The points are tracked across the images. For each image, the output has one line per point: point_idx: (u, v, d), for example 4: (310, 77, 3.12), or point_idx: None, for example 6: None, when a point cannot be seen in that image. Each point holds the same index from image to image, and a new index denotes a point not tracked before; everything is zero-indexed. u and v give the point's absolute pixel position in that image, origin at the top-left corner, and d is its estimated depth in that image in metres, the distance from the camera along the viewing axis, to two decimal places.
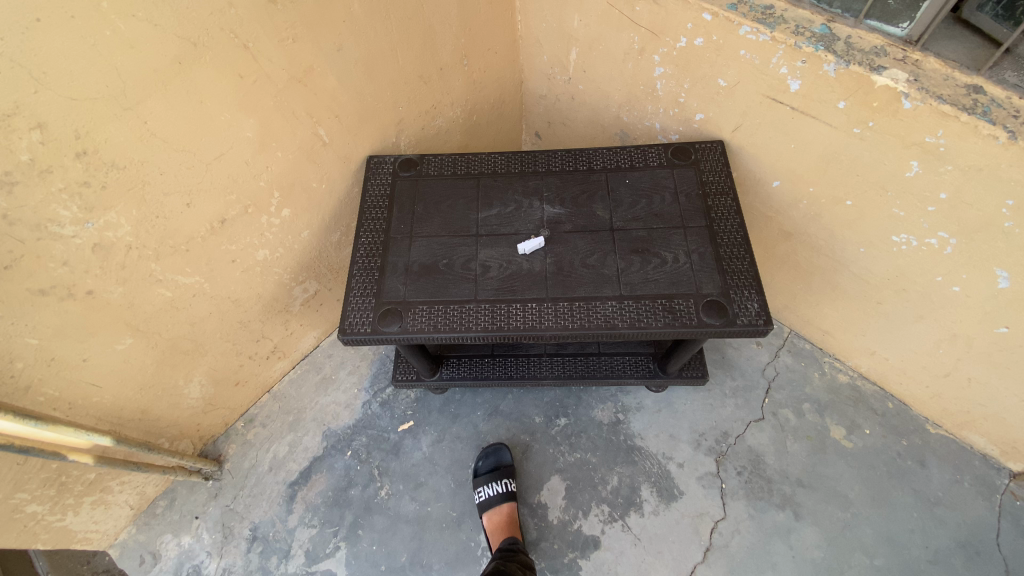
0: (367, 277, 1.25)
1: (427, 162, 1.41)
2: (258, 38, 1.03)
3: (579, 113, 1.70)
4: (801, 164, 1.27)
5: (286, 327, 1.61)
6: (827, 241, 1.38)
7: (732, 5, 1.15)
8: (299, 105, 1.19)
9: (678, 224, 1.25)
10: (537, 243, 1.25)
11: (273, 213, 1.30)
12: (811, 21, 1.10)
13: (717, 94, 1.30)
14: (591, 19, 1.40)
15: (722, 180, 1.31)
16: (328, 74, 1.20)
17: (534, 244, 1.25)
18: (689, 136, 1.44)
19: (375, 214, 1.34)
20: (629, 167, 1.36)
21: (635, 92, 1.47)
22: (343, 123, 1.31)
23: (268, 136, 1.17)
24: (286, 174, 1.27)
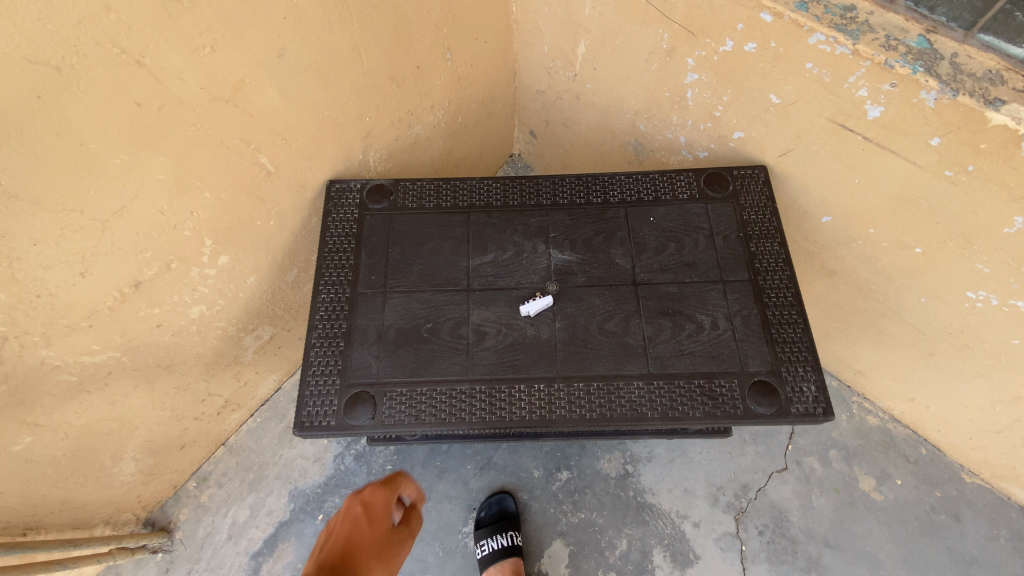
0: (329, 348, 0.99)
1: (403, 189, 1.13)
2: (159, 50, 0.75)
3: (585, 115, 1.41)
4: (864, 201, 1.05)
5: (238, 379, 1.35)
6: (879, 285, 1.18)
7: (802, 3, 0.88)
8: (232, 131, 0.90)
9: (716, 278, 1.02)
10: (541, 304, 1.00)
11: (207, 263, 1.02)
12: (905, 30, 0.85)
13: (766, 113, 1.05)
14: (606, 7, 1.11)
15: (767, 218, 1.07)
16: (266, 88, 0.91)
17: (541, 305, 1.01)
18: (721, 156, 1.19)
19: (338, 259, 1.06)
20: (653, 200, 1.10)
21: (658, 98, 1.20)
22: (292, 145, 1.02)
23: (189, 175, 0.89)
24: (218, 216, 0.98)
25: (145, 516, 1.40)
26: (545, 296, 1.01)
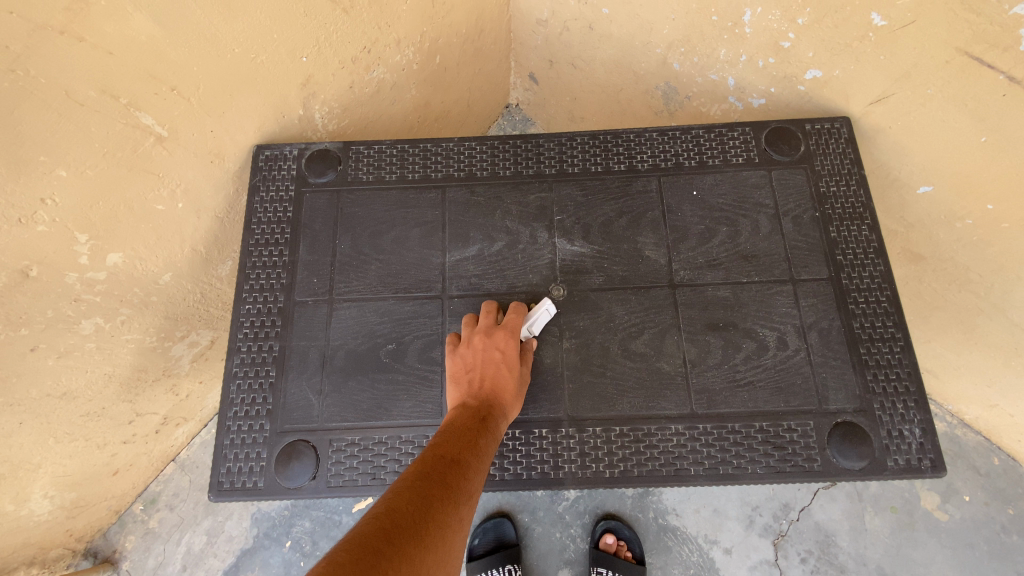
0: (255, 380, 0.74)
1: (356, 156, 0.84)
2: None
3: (600, 51, 1.09)
4: (984, 168, 0.76)
5: (177, 393, 1.11)
6: (983, 275, 0.90)
7: None
8: (82, 79, 0.62)
9: (783, 276, 0.75)
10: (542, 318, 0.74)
11: (89, 266, 0.75)
12: None
13: (858, 42, 0.76)
14: None
15: (850, 190, 0.79)
16: (127, 10, 0.61)
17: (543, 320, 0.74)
18: (783, 104, 0.90)
19: (268, 256, 0.79)
20: (695, 165, 0.81)
21: (701, 25, 0.89)
22: (194, 98, 0.73)
23: (22, 147, 0.60)
24: (89, 203, 0.70)
25: (84, 548, 1.20)
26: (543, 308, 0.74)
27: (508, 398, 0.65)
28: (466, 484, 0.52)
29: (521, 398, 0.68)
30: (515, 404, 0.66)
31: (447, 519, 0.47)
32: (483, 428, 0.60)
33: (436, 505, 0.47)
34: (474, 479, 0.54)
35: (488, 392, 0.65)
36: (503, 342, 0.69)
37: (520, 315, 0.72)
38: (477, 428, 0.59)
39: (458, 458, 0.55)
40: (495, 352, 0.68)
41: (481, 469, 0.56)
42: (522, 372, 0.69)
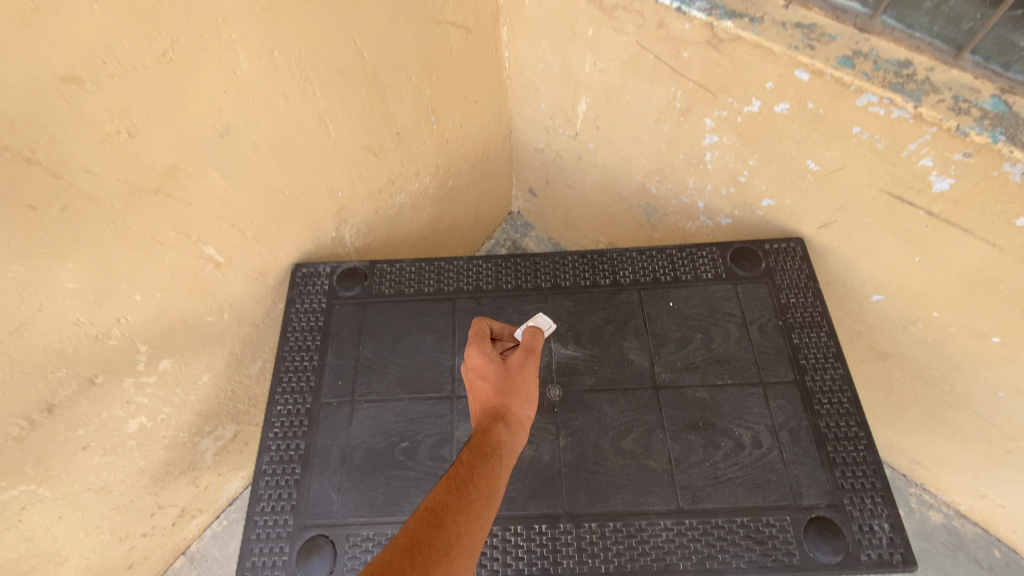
0: (282, 476, 0.82)
1: (380, 273, 0.98)
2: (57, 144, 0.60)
3: (590, 175, 1.27)
4: (924, 282, 0.88)
5: (197, 485, 1.17)
6: (945, 373, 0.99)
7: (846, 59, 0.73)
8: (165, 224, 0.76)
9: (753, 379, 0.84)
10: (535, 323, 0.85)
11: (144, 371, 0.86)
12: (975, 90, 0.70)
13: (801, 181, 0.89)
14: (610, 64, 0.97)
15: (808, 301, 0.90)
16: (206, 172, 0.76)
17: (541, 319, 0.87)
18: (748, 224, 1.04)
19: (300, 361, 0.90)
20: (672, 280, 0.94)
21: (671, 161, 1.06)
22: (246, 231, 0.88)
23: (111, 279, 0.74)
24: (152, 320, 0.82)
25: None
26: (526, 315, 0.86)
27: (496, 405, 0.69)
28: (443, 529, 0.51)
29: (514, 393, 0.71)
30: (503, 406, 0.68)
31: (423, 565, 0.47)
32: (468, 464, 0.60)
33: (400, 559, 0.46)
34: (463, 514, 0.54)
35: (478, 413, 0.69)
36: (469, 361, 0.74)
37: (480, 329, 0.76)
38: (460, 466, 0.60)
39: (439, 505, 0.54)
40: (469, 374, 0.73)
41: (474, 503, 0.56)
42: (501, 368, 0.73)
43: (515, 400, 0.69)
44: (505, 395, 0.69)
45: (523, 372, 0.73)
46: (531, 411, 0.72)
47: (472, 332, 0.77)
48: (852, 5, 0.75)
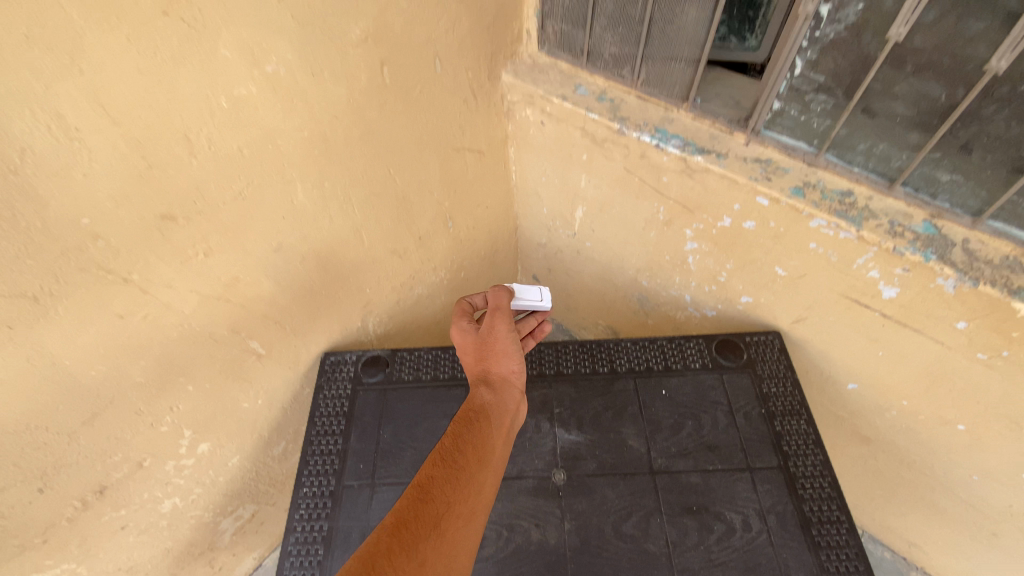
0: (307, 556, 0.88)
1: (400, 360, 1.09)
2: (150, 267, 0.73)
3: (588, 268, 1.41)
4: (890, 373, 0.98)
5: (212, 565, 1.20)
6: (923, 457, 1.06)
7: (797, 189, 0.88)
8: (221, 324, 0.88)
9: (741, 464, 0.92)
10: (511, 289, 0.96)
11: (184, 454, 0.95)
12: (908, 215, 0.83)
13: (773, 283, 1.02)
14: (602, 181, 1.14)
15: (787, 390, 1.00)
16: (260, 279, 0.90)
17: (526, 288, 0.98)
18: (730, 316, 1.16)
19: (326, 443, 0.99)
20: (663, 370, 1.04)
21: (659, 261, 1.20)
22: (285, 326, 1.00)
23: (172, 372, 0.85)
24: (198, 406, 0.92)
25: None
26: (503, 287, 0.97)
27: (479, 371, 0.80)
28: (428, 503, 0.59)
29: (492, 354, 0.82)
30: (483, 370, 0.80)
31: (410, 541, 0.55)
32: (453, 435, 0.68)
33: (386, 541, 0.54)
34: (450, 485, 0.62)
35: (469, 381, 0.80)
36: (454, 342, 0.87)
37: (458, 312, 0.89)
38: (446, 440, 0.68)
39: (428, 478, 0.62)
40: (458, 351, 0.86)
41: (459, 471, 0.63)
42: (476, 336, 0.84)
43: (495, 358, 0.81)
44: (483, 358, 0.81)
45: (495, 331, 0.84)
46: (514, 361, 0.81)
47: (453, 314, 0.89)
48: (799, 145, 0.91)
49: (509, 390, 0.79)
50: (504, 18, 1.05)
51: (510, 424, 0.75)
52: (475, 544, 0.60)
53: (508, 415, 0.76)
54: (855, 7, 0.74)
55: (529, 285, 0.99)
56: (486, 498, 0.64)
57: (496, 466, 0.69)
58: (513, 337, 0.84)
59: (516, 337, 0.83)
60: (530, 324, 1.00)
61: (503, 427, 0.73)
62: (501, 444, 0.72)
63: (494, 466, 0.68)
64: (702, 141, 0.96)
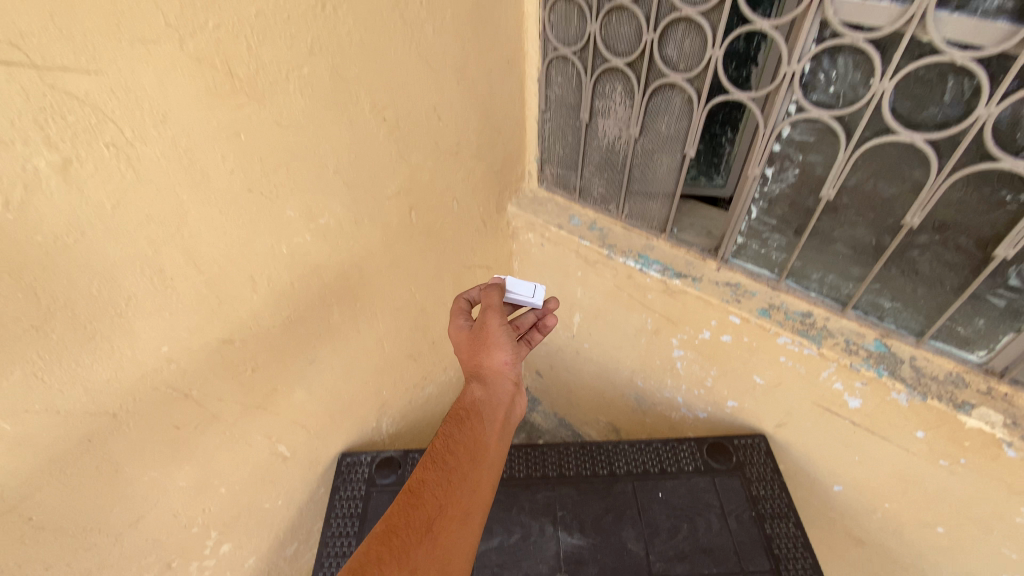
0: None
1: (412, 461, 1.19)
2: (206, 383, 0.86)
3: (586, 367, 1.53)
4: (868, 476, 1.05)
5: None
6: (914, 560, 1.09)
7: (764, 310, 1.02)
8: (256, 429, 0.99)
9: (735, 568, 0.98)
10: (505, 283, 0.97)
11: (208, 555, 1.00)
12: (861, 334, 0.96)
13: (753, 390, 1.13)
14: (595, 293, 1.30)
15: (775, 492, 1.07)
16: (293, 387, 1.01)
17: (518, 284, 0.98)
18: (719, 418, 1.26)
19: (340, 543, 1.08)
20: (659, 472, 1.11)
21: (651, 365, 1.31)
22: (309, 428, 1.10)
23: (210, 475, 0.94)
24: (228, 507, 1.00)
25: None
26: (498, 278, 0.98)
27: (473, 366, 0.82)
28: (418, 507, 0.65)
29: (485, 347, 0.83)
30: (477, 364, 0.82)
31: (400, 548, 0.60)
32: (445, 435, 0.73)
33: (377, 546, 0.60)
34: (439, 486, 0.67)
35: (465, 377, 0.83)
36: (453, 338, 0.90)
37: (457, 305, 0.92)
38: (439, 441, 0.73)
39: (420, 481, 0.67)
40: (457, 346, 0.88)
41: (449, 471, 0.68)
42: (470, 332, 0.86)
43: (489, 348, 0.83)
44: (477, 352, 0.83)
45: (488, 324, 0.85)
46: (507, 352, 0.82)
47: (452, 312, 0.92)
48: (763, 271, 1.06)
49: (503, 383, 0.81)
50: (508, 164, 1.28)
51: (505, 418, 0.78)
52: (473, 540, 0.66)
53: (502, 409, 0.78)
54: (793, 171, 0.91)
55: (524, 280, 0.98)
56: (480, 496, 0.68)
57: (492, 461, 0.72)
58: (506, 328, 0.85)
59: (508, 328, 0.84)
60: (529, 318, 0.99)
61: (496, 421, 0.76)
62: (496, 438, 0.75)
63: (489, 463, 0.72)
64: (681, 266, 1.13)
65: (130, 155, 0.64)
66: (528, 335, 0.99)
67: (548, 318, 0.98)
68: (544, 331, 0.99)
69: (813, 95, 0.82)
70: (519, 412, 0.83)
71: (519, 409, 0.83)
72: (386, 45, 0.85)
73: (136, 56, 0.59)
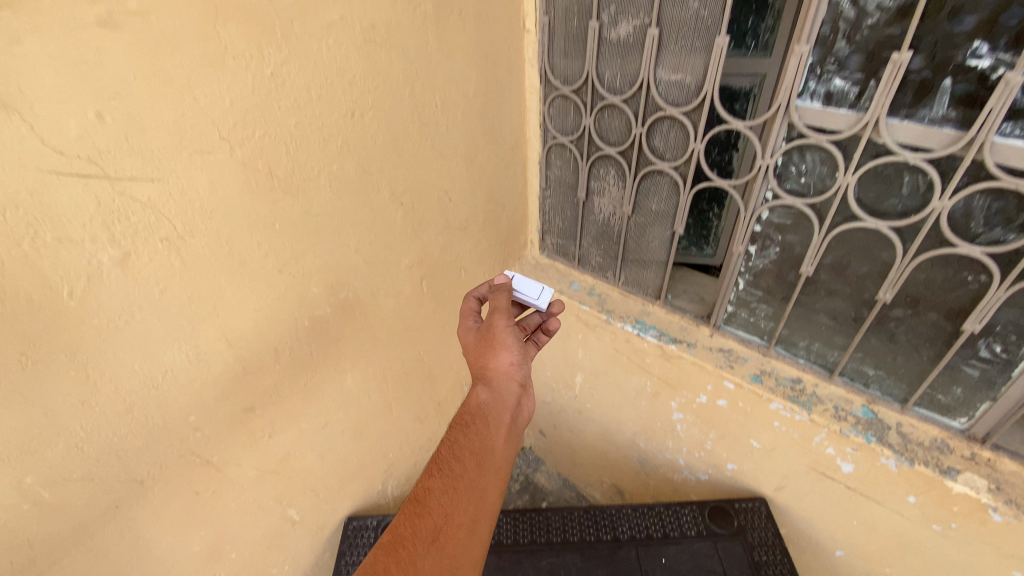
0: None
1: None
2: (227, 450, 0.90)
3: (589, 427, 1.56)
4: (867, 541, 1.07)
5: None
6: None
7: (756, 376, 1.08)
8: (269, 493, 1.02)
9: None
10: (511, 283, 0.98)
11: None
12: (849, 400, 1.01)
13: (751, 453, 1.17)
14: (596, 356, 1.36)
15: (777, 557, 1.08)
16: (306, 451, 1.06)
17: (526, 284, 0.99)
18: (720, 480, 1.28)
19: None
20: (662, 537, 1.13)
21: (652, 426, 1.35)
22: (318, 491, 1.14)
23: (223, 540, 0.96)
24: (237, 573, 1.01)
25: None
26: (505, 276, 1.00)
27: (480, 366, 0.85)
28: (424, 515, 0.67)
29: (492, 348, 0.86)
30: (484, 365, 0.84)
31: (407, 557, 0.62)
32: (452, 438, 0.76)
33: (384, 555, 0.63)
34: (445, 493, 0.69)
35: (471, 378, 0.86)
36: (461, 339, 0.93)
37: (466, 307, 0.95)
38: (445, 445, 0.76)
39: (426, 489, 0.70)
40: (464, 345, 0.91)
41: (455, 477, 0.71)
42: (477, 335, 0.89)
43: (495, 348, 0.86)
44: (483, 353, 0.86)
45: (495, 326, 0.88)
46: (513, 354, 0.85)
47: (460, 313, 0.95)
48: (754, 338, 1.13)
49: (508, 385, 0.83)
50: (512, 235, 1.38)
51: (510, 420, 0.80)
52: (481, 546, 0.68)
53: (508, 411, 0.81)
54: (774, 248, 1.00)
55: (530, 281, 0.99)
56: (487, 501, 0.70)
57: (498, 466, 0.75)
58: (512, 330, 0.88)
59: (515, 329, 0.87)
60: (534, 321, 0.99)
61: (501, 425, 0.78)
62: (502, 440, 0.77)
63: (496, 467, 0.74)
64: (677, 333, 1.20)
65: (179, 246, 0.72)
66: (533, 337, 0.99)
67: (552, 321, 0.97)
68: (549, 333, 0.98)
69: (787, 184, 0.91)
70: (524, 412, 0.86)
71: (525, 410, 0.86)
72: (405, 140, 0.96)
73: (194, 165, 0.69)
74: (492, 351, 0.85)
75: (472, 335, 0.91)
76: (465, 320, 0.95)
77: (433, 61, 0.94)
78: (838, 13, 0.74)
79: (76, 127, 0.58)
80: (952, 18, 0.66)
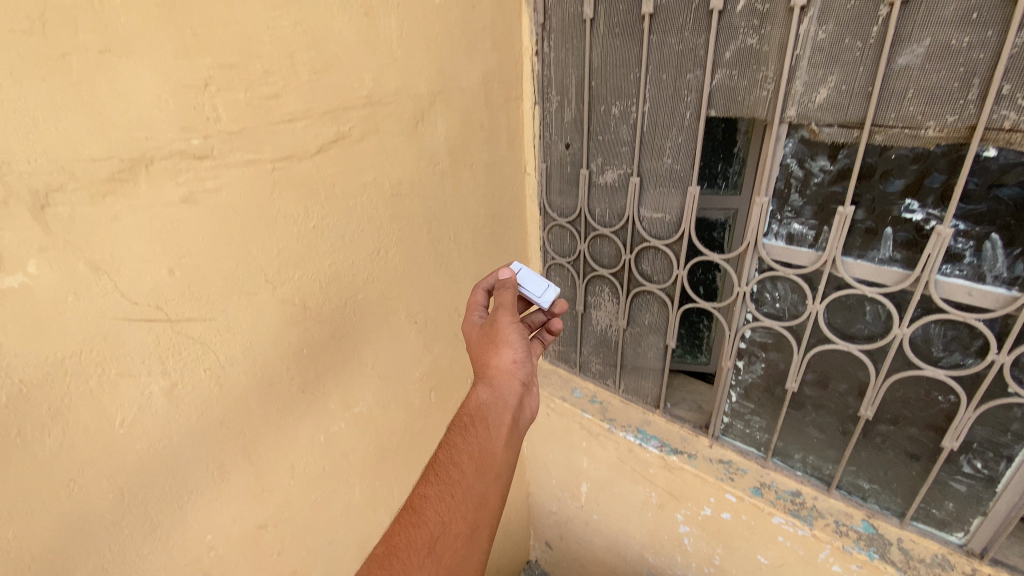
0: None
1: None
2: (237, 568, 0.92)
3: (595, 538, 1.53)
4: None
5: None
6: None
7: (755, 488, 1.11)
8: None
9: None
10: (517, 276, 0.96)
11: None
12: (848, 514, 1.03)
13: (760, 570, 1.16)
14: (601, 464, 1.39)
15: None
16: (311, 568, 1.07)
17: (530, 279, 0.97)
18: None
19: None
20: None
21: (659, 539, 1.34)
22: None
23: None
24: None
25: None
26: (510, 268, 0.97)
27: (482, 361, 0.86)
28: (419, 523, 0.68)
29: (496, 344, 0.86)
30: (486, 362, 0.85)
31: (402, 567, 0.63)
32: (450, 436, 0.77)
33: (379, 563, 0.64)
34: (440, 502, 0.69)
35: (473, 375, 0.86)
36: (466, 332, 0.93)
37: (472, 300, 0.96)
38: (443, 444, 0.76)
39: (422, 493, 0.71)
40: (468, 339, 0.92)
41: (451, 482, 0.71)
42: (482, 331, 0.89)
43: (498, 343, 0.86)
44: (486, 348, 0.86)
45: (500, 320, 0.88)
46: (516, 351, 0.85)
47: (467, 306, 0.96)
48: (751, 449, 1.16)
49: (510, 384, 0.84)
50: None
51: (511, 420, 0.81)
52: (478, 551, 0.70)
53: (509, 411, 0.81)
54: (760, 364, 1.08)
55: (536, 277, 0.97)
56: (484, 507, 0.72)
57: (497, 469, 0.75)
58: (517, 327, 0.87)
59: (519, 327, 0.87)
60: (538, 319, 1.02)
61: (502, 427, 0.79)
62: (502, 442, 0.78)
63: (494, 472, 0.75)
64: (677, 442, 1.24)
65: (219, 375, 0.80)
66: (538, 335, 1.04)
67: (554, 321, 1.00)
68: (553, 331, 1.01)
69: (764, 308, 1.01)
70: (526, 408, 0.87)
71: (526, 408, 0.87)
72: (422, 270, 1.08)
73: (242, 306, 0.80)
74: (495, 347, 0.86)
75: (477, 330, 0.91)
76: (470, 312, 0.95)
77: (448, 203, 1.09)
78: (789, 172, 0.89)
79: (150, 281, 0.69)
80: (884, 180, 0.79)
